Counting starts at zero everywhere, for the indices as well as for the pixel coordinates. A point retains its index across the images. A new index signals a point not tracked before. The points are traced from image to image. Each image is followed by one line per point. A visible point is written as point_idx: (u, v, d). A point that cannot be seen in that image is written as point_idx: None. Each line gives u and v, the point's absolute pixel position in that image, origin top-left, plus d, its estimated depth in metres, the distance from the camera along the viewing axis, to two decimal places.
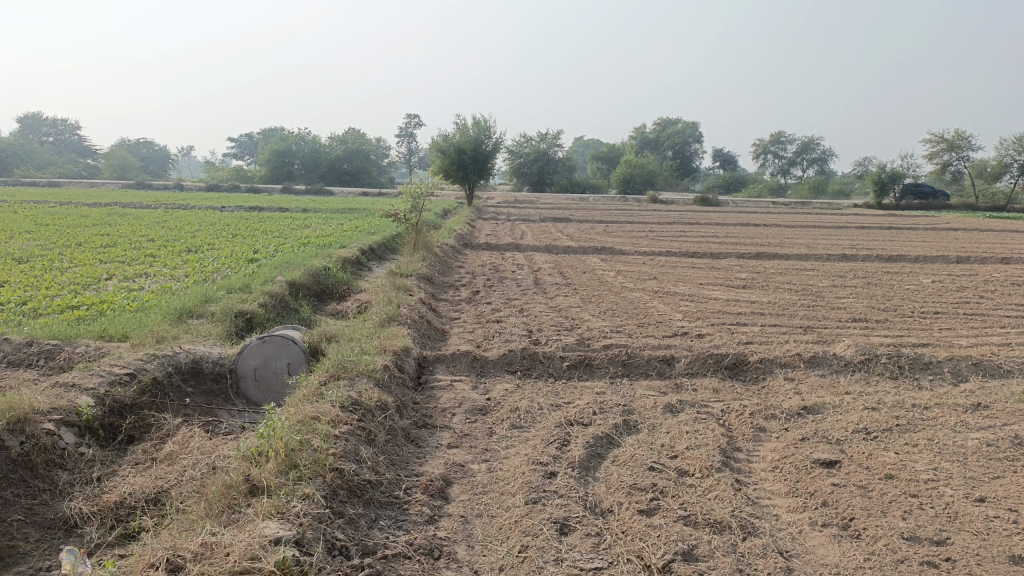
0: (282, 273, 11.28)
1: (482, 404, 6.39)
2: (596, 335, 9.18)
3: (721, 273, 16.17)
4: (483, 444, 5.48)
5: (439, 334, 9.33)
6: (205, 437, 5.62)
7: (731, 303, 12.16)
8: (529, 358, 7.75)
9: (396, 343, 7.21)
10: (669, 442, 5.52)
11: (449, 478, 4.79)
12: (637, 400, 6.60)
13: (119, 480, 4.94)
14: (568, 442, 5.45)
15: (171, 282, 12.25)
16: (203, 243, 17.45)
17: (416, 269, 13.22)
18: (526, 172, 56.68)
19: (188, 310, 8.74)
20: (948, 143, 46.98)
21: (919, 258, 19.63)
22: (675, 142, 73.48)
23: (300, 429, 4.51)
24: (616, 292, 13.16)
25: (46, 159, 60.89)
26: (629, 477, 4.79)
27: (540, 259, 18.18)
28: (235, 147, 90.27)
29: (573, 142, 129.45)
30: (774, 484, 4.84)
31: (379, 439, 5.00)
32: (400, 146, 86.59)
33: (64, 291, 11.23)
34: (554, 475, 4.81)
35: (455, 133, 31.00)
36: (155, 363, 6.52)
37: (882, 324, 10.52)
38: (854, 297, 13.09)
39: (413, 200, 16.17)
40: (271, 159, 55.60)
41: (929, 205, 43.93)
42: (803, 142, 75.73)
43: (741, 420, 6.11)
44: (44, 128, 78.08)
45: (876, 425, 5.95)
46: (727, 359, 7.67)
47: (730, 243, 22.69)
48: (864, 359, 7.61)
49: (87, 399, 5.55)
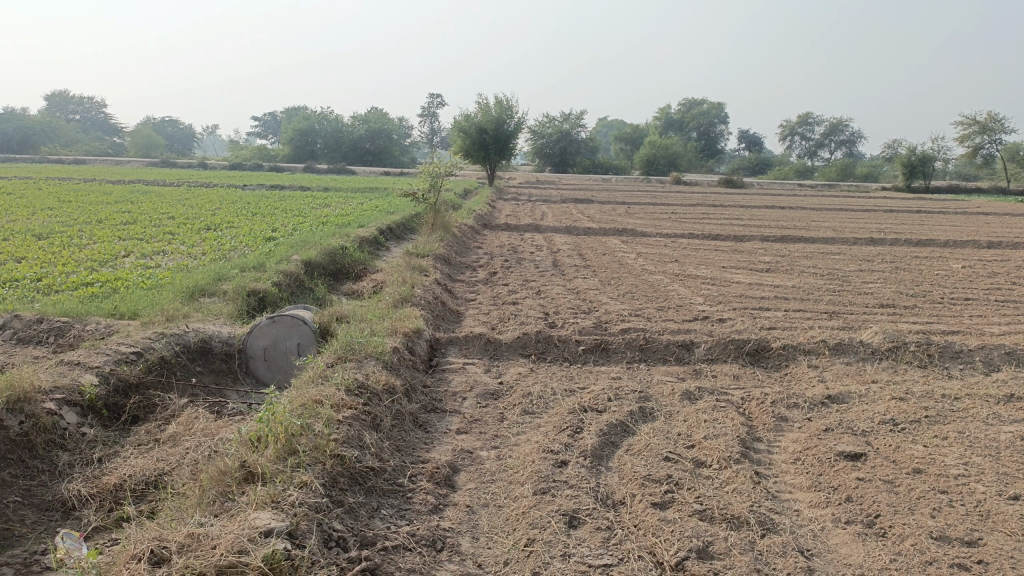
0: (298, 252, 11.16)
1: (494, 388, 6.22)
2: (614, 319, 8.96)
3: (745, 256, 15.84)
4: (493, 430, 5.31)
5: (453, 315, 9.16)
6: (210, 419, 5.51)
7: (754, 287, 11.87)
8: (544, 342, 7.56)
9: (407, 325, 7.05)
10: (686, 432, 5.31)
11: (456, 466, 4.63)
12: (654, 387, 6.40)
13: (120, 462, 4.84)
14: (580, 430, 5.26)
15: (187, 260, 12.17)
16: (222, 221, 17.38)
17: (433, 249, 13.04)
18: (548, 152, 56.24)
19: (200, 288, 8.64)
20: (980, 125, 45.78)
21: (949, 242, 19.14)
22: (700, 122, 72.49)
23: (302, 414, 4.36)
24: (636, 275, 12.91)
25: (72, 137, 61.36)
26: (643, 468, 4.60)
27: (560, 240, 17.93)
28: (259, 125, 90.43)
29: (598, 122, 128.45)
30: (796, 477, 4.63)
31: (386, 425, 4.84)
32: (422, 125, 86.14)
33: (81, 268, 11.19)
34: (565, 464, 4.63)
35: (477, 112, 30.67)
36: (163, 341, 6.42)
37: (910, 310, 10.20)
38: (881, 282, 12.74)
39: (432, 179, 15.98)
40: (294, 138, 55.56)
41: (959, 189, 42.94)
42: (831, 123, 74.40)
43: (763, 409, 5.89)
44: (71, 106, 78.75)
45: (904, 416, 5.70)
46: (749, 344, 7.43)
47: (755, 225, 22.28)
48: (892, 347, 7.33)
49: (91, 378, 5.44)
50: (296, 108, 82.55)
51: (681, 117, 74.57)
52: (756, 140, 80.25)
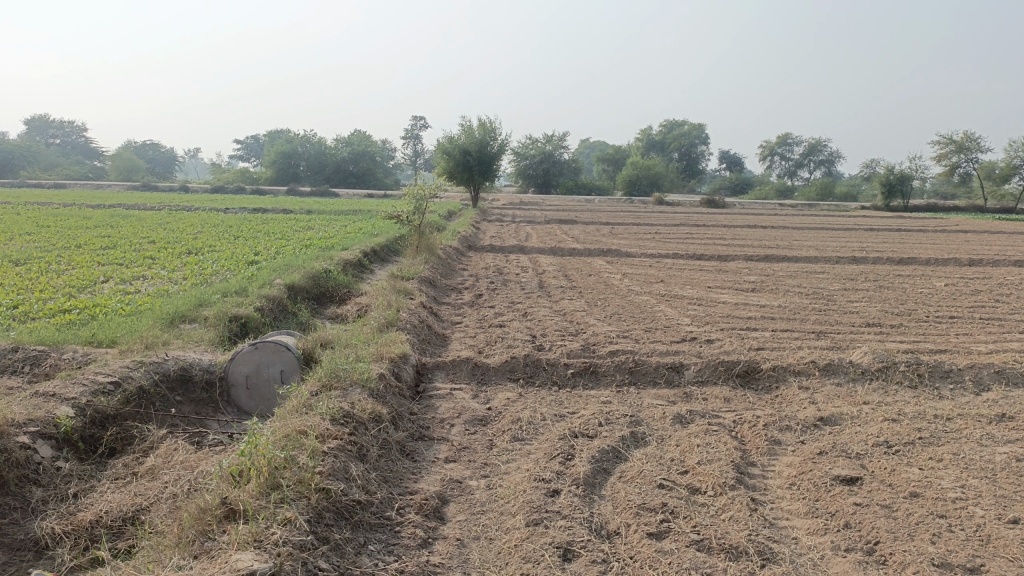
0: (281, 276, 11.02)
1: (483, 414, 6.10)
2: (602, 341, 8.88)
3: (730, 276, 15.85)
4: (482, 458, 5.19)
5: (440, 339, 9.04)
6: (190, 450, 5.35)
7: (740, 307, 11.84)
8: (533, 365, 7.45)
9: (393, 350, 6.92)
10: (679, 457, 5.21)
11: (445, 496, 4.51)
12: (645, 410, 6.30)
13: (96, 497, 4.66)
14: (571, 456, 5.15)
15: (168, 285, 11.99)
16: (204, 245, 17.19)
17: (418, 271, 12.94)
18: (532, 174, 56.42)
19: (180, 315, 8.47)
20: (956, 145, 46.44)
21: (931, 260, 19.28)
22: (681, 143, 73.07)
23: (286, 445, 4.23)
24: (623, 296, 12.86)
25: (53, 161, 60.92)
26: (637, 496, 4.49)
27: (545, 261, 17.88)
28: (240, 148, 90.15)
29: (581, 143, 129.39)
30: (793, 503, 4.54)
31: (372, 455, 4.71)
32: (404, 147, 86.07)
33: (59, 295, 10.97)
34: (557, 493, 4.52)
35: (460, 135, 30.72)
36: (142, 370, 6.25)
37: (897, 329, 10.20)
38: (866, 301, 12.76)
39: (416, 201, 15.91)
40: (276, 160, 55.39)
41: (937, 207, 43.44)
42: (810, 144, 75.29)
43: (755, 432, 5.81)
44: (51, 130, 78.26)
45: (898, 438, 5.63)
46: (738, 366, 7.37)
47: (738, 245, 22.35)
48: (882, 367, 7.29)
49: (66, 409, 5.27)
50: (278, 131, 82.46)
51: (662, 138, 75.18)
52: (737, 160, 80.96)
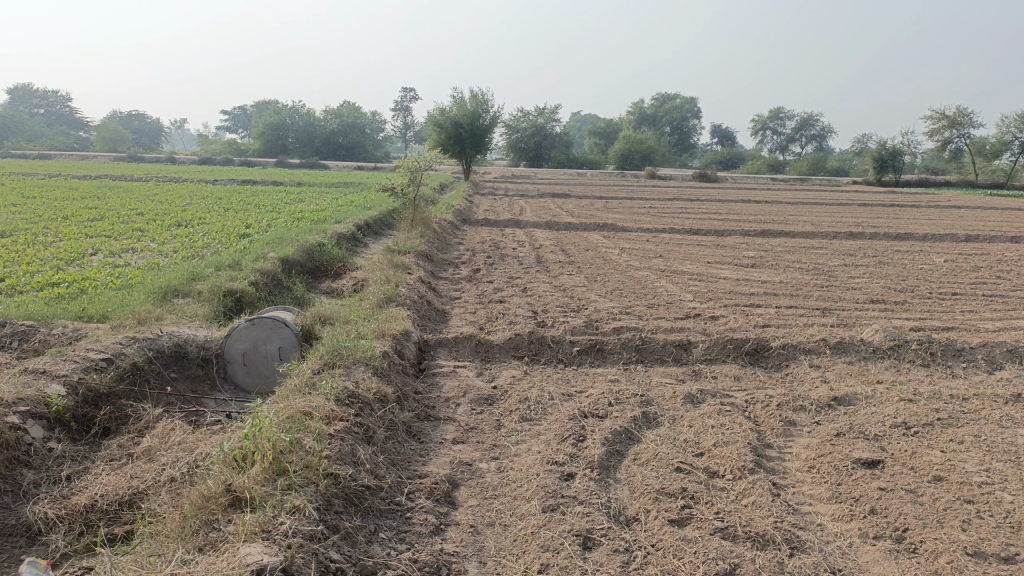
0: (275, 249, 10.76)
1: (489, 393, 5.93)
2: (605, 317, 8.71)
3: (728, 251, 15.70)
4: (491, 439, 5.02)
5: (440, 315, 8.85)
6: (188, 430, 5.15)
7: (742, 283, 11.69)
8: (537, 343, 7.27)
9: (395, 326, 6.73)
10: (694, 438, 5.05)
11: (455, 480, 4.33)
12: (654, 390, 6.14)
13: (92, 480, 4.47)
14: (583, 437, 5.00)
15: (158, 258, 11.70)
16: (193, 217, 16.86)
17: (414, 245, 12.70)
18: (523, 147, 55.95)
19: (172, 289, 8.23)
20: (949, 120, 46.24)
21: (928, 236, 19.18)
22: (673, 118, 72.58)
23: (290, 427, 4.04)
24: (622, 271, 12.67)
25: (37, 131, 59.89)
26: (655, 480, 4.33)
27: (541, 235, 17.68)
28: (229, 120, 88.86)
29: (573, 117, 128.51)
30: (814, 487, 4.40)
31: (379, 437, 4.52)
32: (394, 120, 85.01)
33: (46, 267, 10.67)
34: (572, 477, 4.35)
35: (452, 106, 30.27)
36: (135, 347, 6.03)
37: (901, 306, 10.07)
38: (868, 277, 12.63)
39: (411, 173, 15.65)
40: (265, 132, 54.71)
41: (929, 182, 43.37)
42: (802, 118, 74.93)
43: (769, 412, 5.66)
44: (34, 99, 76.94)
45: (915, 419, 5.50)
46: (748, 344, 7.21)
47: (733, 220, 22.14)
48: (893, 345, 7.15)
49: (58, 388, 5.05)
50: (266, 102, 81.39)
51: (654, 112, 74.65)
52: (729, 134, 80.52)
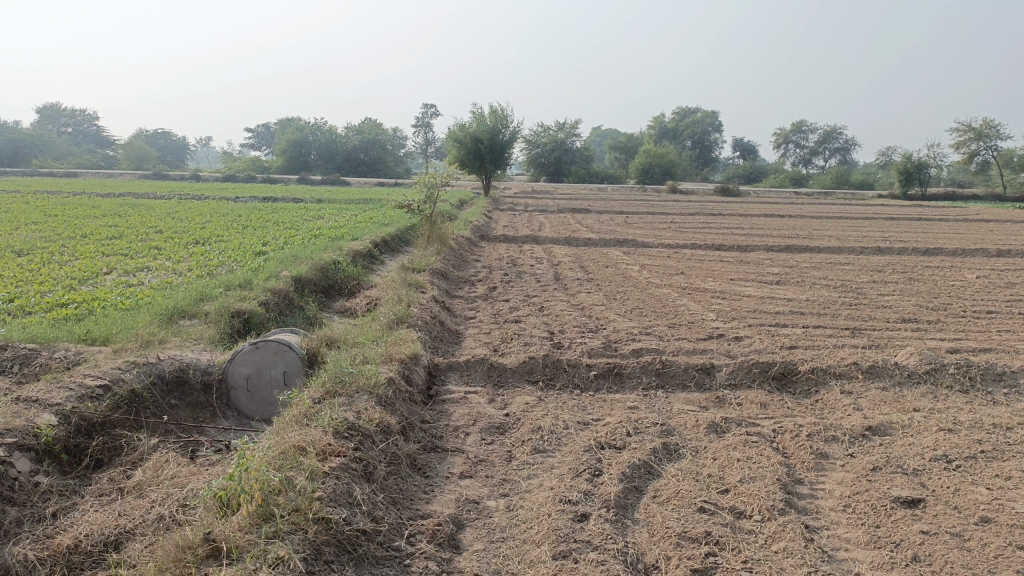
0: (288, 268, 10.56)
1: (500, 422, 5.63)
2: (624, 338, 8.38)
3: (752, 267, 15.33)
4: (501, 473, 4.72)
5: (453, 336, 8.58)
6: (183, 463, 4.90)
7: (767, 301, 11.32)
8: (553, 367, 6.95)
9: (403, 350, 6.46)
10: (718, 473, 4.72)
11: (460, 520, 4.04)
12: (676, 418, 5.81)
13: (78, 517, 4.20)
14: (600, 472, 4.68)
15: (171, 277, 11.57)
16: (211, 235, 16.78)
17: (429, 263, 12.47)
18: (543, 162, 55.80)
19: (179, 309, 8.03)
20: (975, 132, 45.49)
21: (958, 251, 18.65)
22: (694, 131, 72.14)
23: (282, 465, 3.79)
24: (642, 288, 12.35)
25: (65, 149, 60.70)
26: (676, 522, 4.00)
27: (560, 251, 17.41)
28: (252, 138, 89.63)
29: (592, 132, 128.59)
30: (851, 531, 4.06)
31: (379, 473, 4.24)
32: (415, 136, 85.32)
33: (58, 287, 10.54)
34: (586, 518, 4.04)
35: (472, 122, 30.16)
36: (134, 372, 5.80)
37: (934, 326, 9.65)
38: (897, 295, 12.21)
39: (427, 190, 15.43)
40: (287, 149, 55.09)
41: (956, 196, 42.60)
42: (826, 131, 74.19)
43: (798, 444, 5.31)
44: (62, 118, 78.25)
45: (956, 451, 5.13)
46: (774, 368, 6.85)
47: (757, 235, 21.72)
48: (930, 369, 6.75)
49: (49, 417, 4.82)
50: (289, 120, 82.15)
51: (675, 126, 74.33)
52: (751, 147, 79.91)
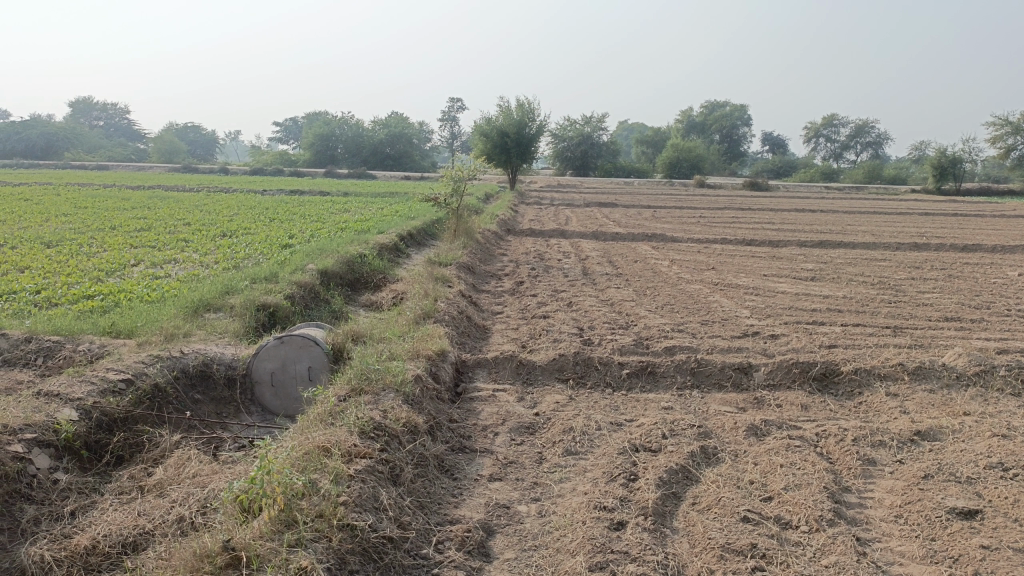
0: (314, 261, 10.45)
1: (530, 422, 5.44)
2: (656, 335, 8.15)
3: (785, 263, 14.99)
4: (533, 476, 4.53)
5: (480, 331, 8.40)
6: (204, 461, 4.78)
7: (802, 298, 11.01)
8: (584, 364, 6.75)
9: (431, 346, 6.29)
10: (760, 479, 4.49)
11: (490, 526, 3.86)
12: (713, 420, 5.58)
13: (97, 516, 4.07)
14: (635, 476, 4.48)
15: (198, 269, 11.52)
16: (238, 228, 16.76)
17: (456, 256, 12.30)
18: (569, 156, 55.47)
19: (204, 303, 7.92)
20: (1012, 126, 44.40)
21: (997, 247, 18.13)
22: (722, 125, 71.34)
23: (305, 467, 3.63)
24: (673, 284, 12.09)
25: (96, 143, 61.47)
26: (719, 532, 3.78)
27: (588, 246, 17.15)
28: (281, 131, 90.11)
29: (619, 126, 127.73)
30: (905, 544, 3.81)
31: (406, 476, 4.07)
32: (441, 130, 85.14)
33: (86, 279, 10.51)
34: (622, 526, 3.84)
35: (499, 116, 29.94)
36: (158, 367, 5.69)
37: (978, 325, 9.30)
38: (938, 292, 11.82)
39: (454, 182, 15.25)
40: (314, 142, 55.29)
41: (992, 191, 41.60)
42: (857, 125, 72.96)
43: (844, 449, 5.06)
44: (95, 112, 79.27)
45: (1013, 459, 4.84)
46: (815, 368, 6.58)
47: (788, 230, 21.30)
48: (980, 371, 6.45)
49: (70, 413, 4.71)
50: (317, 113, 82.62)
51: (703, 120, 73.61)
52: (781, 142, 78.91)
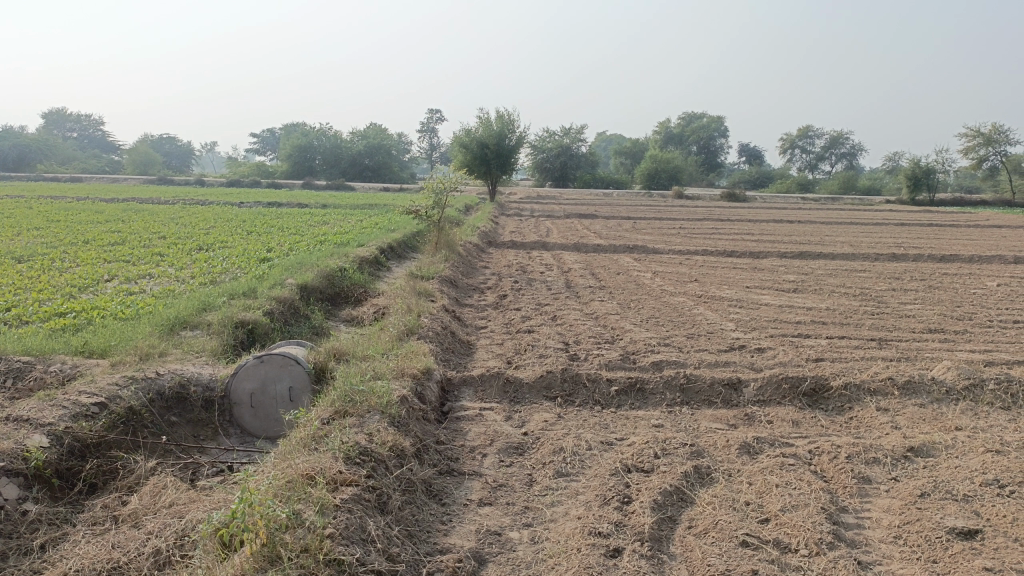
0: (294, 275, 10.25)
1: (519, 442, 5.30)
2: (642, 350, 8.06)
3: (766, 274, 15.00)
4: (524, 500, 4.40)
5: (464, 347, 8.25)
6: (182, 488, 4.60)
7: (786, 310, 10.99)
8: (572, 382, 6.62)
9: (415, 364, 6.15)
10: (757, 500, 4.39)
11: (481, 555, 3.72)
12: (704, 437, 5.48)
13: (69, 549, 3.88)
14: (629, 498, 4.36)
15: (174, 285, 11.28)
16: (215, 241, 16.50)
17: (438, 270, 12.16)
18: (549, 167, 55.52)
19: (181, 320, 7.70)
20: (984, 137, 45.08)
21: (974, 257, 18.29)
22: (699, 136, 71.85)
23: (288, 497, 3.48)
24: (656, 296, 12.03)
25: (70, 155, 60.65)
26: (718, 559, 3.68)
27: (570, 258, 17.08)
28: (258, 142, 89.50)
29: (597, 137, 128.30)
30: (907, 567, 3.72)
31: (394, 504, 3.92)
32: (420, 141, 84.93)
33: (58, 295, 10.24)
34: (618, 553, 3.72)
35: (479, 127, 29.87)
36: (132, 389, 5.49)
37: (962, 336, 9.31)
38: (919, 303, 11.86)
39: (435, 195, 15.11)
40: (292, 154, 54.87)
41: (964, 201, 42.17)
42: (832, 136, 73.84)
43: (838, 467, 4.97)
44: (68, 124, 78.26)
45: (1009, 476, 4.78)
46: (805, 383, 6.51)
47: (768, 241, 21.38)
48: (969, 385, 6.41)
49: (40, 440, 4.50)
50: (295, 125, 82.31)
51: (680, 131, 74.14)
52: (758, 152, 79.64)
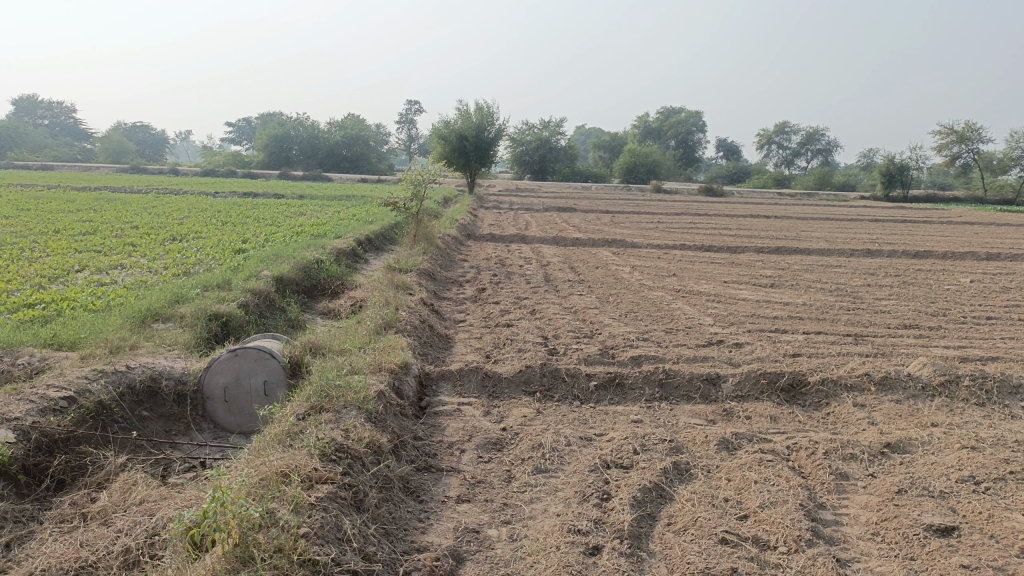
0: (269, 267, 10.11)
1: (497, 437, 5.26)
2: (621, 344, 8.04)
3: (744, 269, 15.07)
4: (502, 496, 4.36)
5: (442, 341, 8.18)
6: (153, 484, 4.50)
7: (763, 305, 11.04)
8: (550, 376, 6.58)
9: (393, 358, 6.07)
10: (736, 496, 4.38)
11: (459, 554, 3.67)
12: (683, 433, 5.47)
13: (35, 548, 3.77)
14: (608, 495, 4.34)
15: (147, 276, 11.08)
16: (189, 231, 16.25)
17: (416, 262, 12.07)
18: (527, 160, 55.38)
19: (153, 312, 7.55)
20: (957, 135, 45.65)
21: (947, 253, 18.50)
22: (678, 131, 72.08)
23: (261, 495, 3.40)
24: (635, 291, 12.03)
25: (40, 142, 59.53)
26: (697, 557, 3.66)
27: (548, 251, 17.05)
28: (234, 132, 88.42)
29: (575, 130, 128.28)
30: (885, 564, 3.73)
31: (370, 501, 3.86)
32: (398, 133, 84.34)
33: (26, 286, 10.01)
34: (597, 551, 3.69)
35: (457, 119, 29.68)
36: (103, 382, 5.36)
37: (936, 332, 9.40)
38: (894, 299, 11.97)
39: (413, 186, 14.98)
40: (268, 144, 54.23)
41: (937, 198, 42.70)
42: (808, 132, 74.45)
43: (816, 463, 4.98)
44: (39, 111, 76.78)
45: (984, 472, 4.82)
46: (783, 379, 6.52)
47: (745, 236, 21.48)
48: (945, 381, 6.45)
49: (5, 435, 4.37)
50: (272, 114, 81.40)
51: (659, 125, 74.32)
52: (735, 148, 80.09)
